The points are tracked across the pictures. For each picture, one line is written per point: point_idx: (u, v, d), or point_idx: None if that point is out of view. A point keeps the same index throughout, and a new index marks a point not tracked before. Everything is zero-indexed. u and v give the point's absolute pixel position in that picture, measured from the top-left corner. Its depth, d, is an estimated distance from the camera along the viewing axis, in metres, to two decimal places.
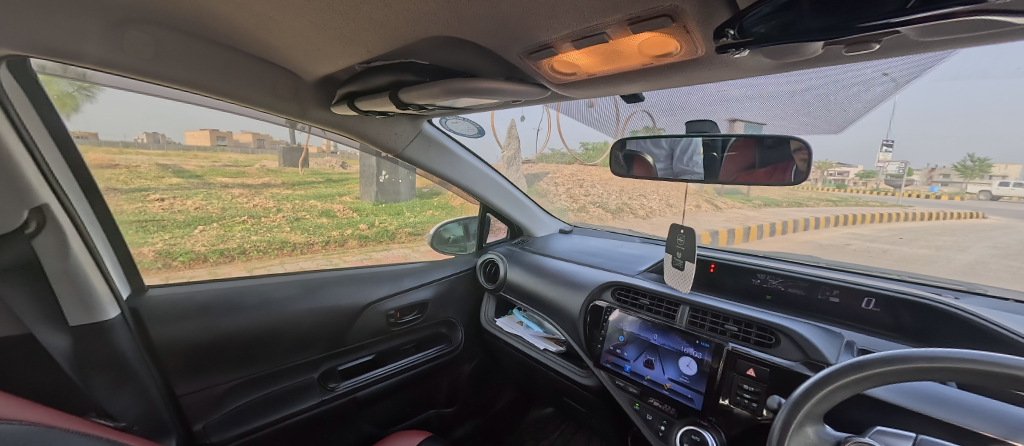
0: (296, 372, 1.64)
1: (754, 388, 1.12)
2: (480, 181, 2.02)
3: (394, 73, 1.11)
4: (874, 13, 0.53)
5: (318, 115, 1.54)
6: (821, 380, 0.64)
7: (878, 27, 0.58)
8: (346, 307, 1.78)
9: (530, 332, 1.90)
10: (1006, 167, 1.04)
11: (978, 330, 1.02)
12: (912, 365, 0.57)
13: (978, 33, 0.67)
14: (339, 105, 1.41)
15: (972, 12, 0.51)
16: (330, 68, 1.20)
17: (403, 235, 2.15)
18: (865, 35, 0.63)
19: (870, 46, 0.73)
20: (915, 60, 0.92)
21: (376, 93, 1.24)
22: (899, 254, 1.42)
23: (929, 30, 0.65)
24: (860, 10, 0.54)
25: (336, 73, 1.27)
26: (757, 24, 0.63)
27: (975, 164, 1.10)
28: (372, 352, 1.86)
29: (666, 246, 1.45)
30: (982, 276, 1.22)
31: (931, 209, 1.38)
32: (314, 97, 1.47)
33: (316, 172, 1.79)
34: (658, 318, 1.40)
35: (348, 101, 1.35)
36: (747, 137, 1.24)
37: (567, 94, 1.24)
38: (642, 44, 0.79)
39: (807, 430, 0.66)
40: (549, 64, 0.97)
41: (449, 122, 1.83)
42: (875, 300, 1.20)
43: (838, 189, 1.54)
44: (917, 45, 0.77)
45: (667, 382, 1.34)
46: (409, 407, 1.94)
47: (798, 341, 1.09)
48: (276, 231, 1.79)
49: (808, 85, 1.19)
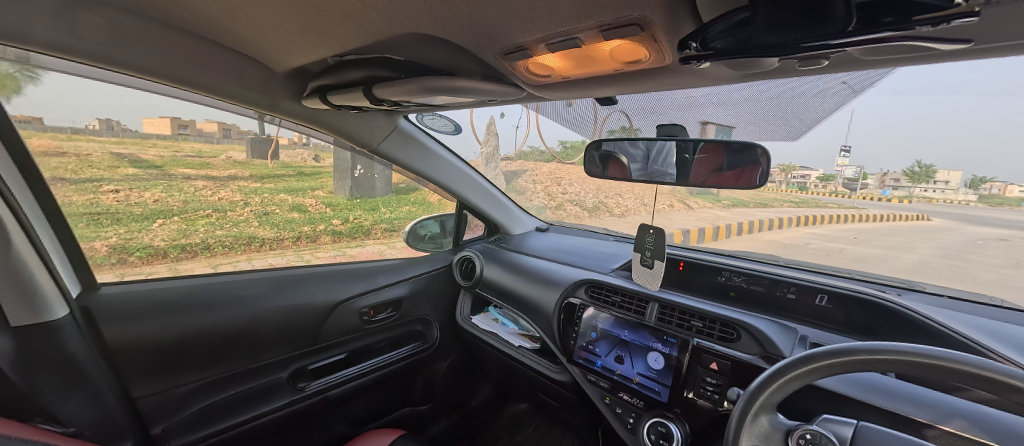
0: (265, 371, 1.59)
1: (715, 381, 1.18)
2: (457, 178, 2.02)
3: (368, 68, 1.08)
4: (820, 35, 0.56)
5: (288, 108, 1.49)
6: (775, 372, 0.68)
7: (823, 48, 0.62)
8: (317, 305, 1.74)
9: (506, 329, 1.91)
10: (949, 173, 1.12)
11: (916, 325, 1.11)
12: (854, 357, 0.62)
13: (919, 52, 0.73)
14: (311, 99, 1.38)
15: (900, 37, 0.57)
16: (302, 60, 1.16)
17: (379, 231, 2.09)
18: (815, 53, 0.68)
19: (820, 62, 0.79)
20: (865, 74, 0.98)
21: (349, 88, 1.20)
22: (853, 254, 1.53)
23: (870, 50, 0.71)
24: (808, 33, 0.56)
25: (308, 65, 1.22)
26: (717, 38, 0.67)
27: (922, 171, 1.15)
28: (345, 351, 1.82)
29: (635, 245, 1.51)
30: (926, 274, 1.34)
31: (883, 211, 1.49)
32: (286, 88, 1.42)
33: (286, 164, 1.74)
34: (629, 314, 1.44)
35: (320, 94, 1.30)
36: (717, 142, 1.29)
37: (542, 95, 1.26)
38: (613, 50, 0.81)
39: (762, 420, 0.70)
40: (524, 66, 0.98)
41: (426, 118, 1.83)
42: (827, 297, 1.28)
43: (800, 192, 1.60)
44: (865, 62, 0.83)
45: (636, 377, 1.38)
46: (383, 405, 1.92)
47: (758, 337, 1.15)
48: (243, 225, 1.71)
49: (774, 94, 1.25)
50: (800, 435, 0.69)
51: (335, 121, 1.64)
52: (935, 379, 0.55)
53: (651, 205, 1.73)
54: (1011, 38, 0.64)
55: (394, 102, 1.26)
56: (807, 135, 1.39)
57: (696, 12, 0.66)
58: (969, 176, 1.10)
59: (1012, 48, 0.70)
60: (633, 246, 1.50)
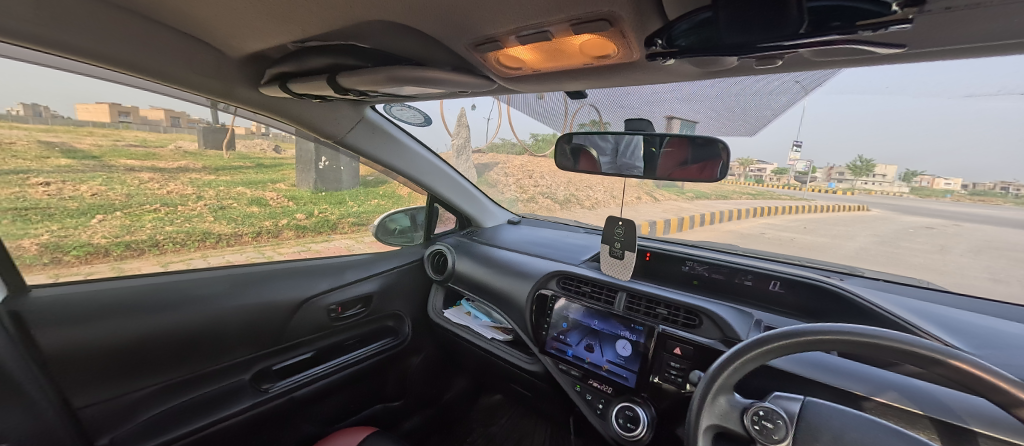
0: (225, 373, 1.50)
1: (679, 365, 1.24)
2: (430, 172, 2.03)
3: (333, 55, 1.05)
4: (775, 37, 0.60)
5: (244, 95, 1.40)
6: (734, 355, 0.72)
7: (775, 49, 0.66)
8: (281, 303, 1.67)
9: (478, 322, 1.91)
10: (886, 167, 1.22)
11: (856, 306, 1.22)
12: (804, 339, 0.67)
13: (862, 55, 0.79)
14: (270, 86, 1.30)
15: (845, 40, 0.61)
16: (259, 45, 1.09)
17: (346, 225, 2.00)
18: (769, 53, 0.71)
19: (774, 61, 0.83)
20: (814, 74, 1.04)
21: (313, 76, 1.15)
22: (804, 242, 1.65)
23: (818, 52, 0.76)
24: (764, 33, 0.59)
25: (265, 51, 1.14)
26: (681, 36, 0.69)
27: (862, 164, 1.24)
28: (313, 349, 1.76)
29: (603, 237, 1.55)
30: (864, 261, 1.47)
31: (830, 203, 1.57)
32: (241, 76, 1.33)
33: (243, 155, 1.64)
34: (599, 304, 1.49)
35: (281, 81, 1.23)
36: (681, 136, 1.34)
37: (513, 87, 1.24)
38: (583, 44, 0.82)
39: (721, 400, 0.75)
40: (495, 58, 0.97)
41: (395, 109, 1.76)
42: (781, 282, 1.37)
43: (756, 184, 1.70)
44: (814, 63, 0.89)
45: (606, 364, 1.43)
46: (354, 404, 1.88)
47: (718, 322, 1.22)
48: (195, 221, 1.56)
49: (735, 91, 1.31)
50: (755, 412, 0.72)
51: (297, 112, 1.58)
52: (868, 354, 0.62)
53: (620, 198, 1.80)
54: (931, 45, 0.71)
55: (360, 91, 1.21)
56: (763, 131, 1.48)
57: (663, 10, 0.67)
58: (902, 170, 1.21)
59: (936, 54, 0.77)
60: (602, 237, 1.55)
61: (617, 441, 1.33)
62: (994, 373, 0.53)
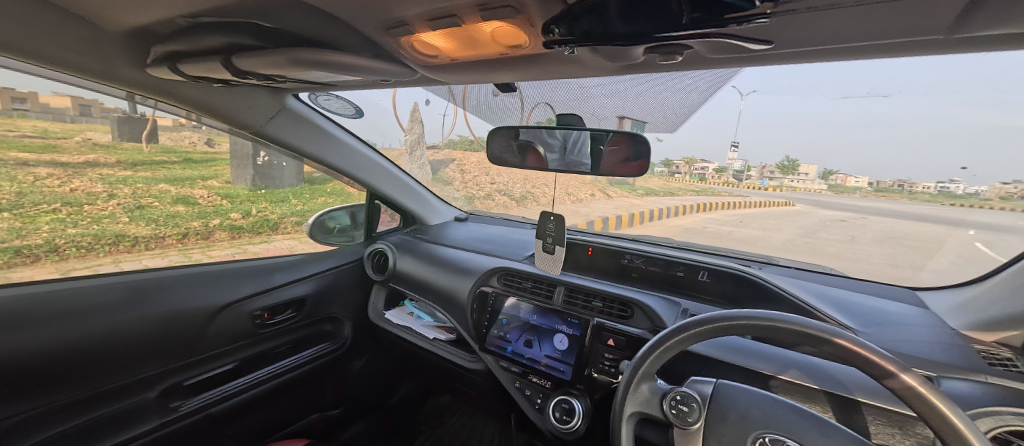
0: (124, 393, 1.30)
1: (613, 356, 1.29)
2: (364, 166, 1.93)
3: (227, 33, 0.91)
4: (661, 22, 0.63)
5: (126, 74, 1.21)
6: (656, 344, 0.76)
7: (668, 39, 0.69)
8: (196, 310, 1.50)
9: (421, 323, 1.86)
10: (808, 167, 1.31)
11: (768, 293, 1.33)
12: (717, 324, 0.71)
13: (746, 53, 0.86)
14: (157, 67, 1.13)
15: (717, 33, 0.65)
16: (138, 20, 0.93)
17: (289, 225, 1.88)
18: (665, 44, 0.74)
19: (675, 58, 0.86)
20: (715, 74, 1.12)
21: (207, 56, 1.02)
22: (738, 236, 1.77)
23: (711, 47, 0.81)
24: (651, 17, 0.62)
25: (148, 29, 0.98)
26: (578, 24, 0.67)
27: (789, 164, 1.33)
28: (234, 360, 1.60)
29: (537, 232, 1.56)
30: (784, 252, 1.61)
31: (762, 198, 1.74)
32: (122, 54, 1.12)
33: (167, 148, 1.48)
34: (539, 299, 1.50)
35: (169, 62, 1.08)
36: (624, 133, 1.38)
37: (436, 77, 1.20)
38: (494, 32, 0.76)
39: (643, 387, 0.78)
40: (408, 43, 0.88)
41: (321, 98, 1.64)
42: (708, 273, 1.46)
43: (698, 181, 1.75)
44: (712, 61, 0.95)
45: (544, 359, 1.44)
46: (285, 415, 1.75)
47: (648, 313, 1.27)
48: (105, 222, 1.37)
49: (666, 91, 1.36)
50: (673, 397, 0.76)
51: (203, 96, 1.40)
52: (759, 333, 0.69)
53: (551, 195, 1.84)
54: (802, 45, 0.79)
55: (264, 76, 1.11)
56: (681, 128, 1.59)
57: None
58: (822, 170, 1.29)
59: (814, 54, 0.85)
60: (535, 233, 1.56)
61: (553, 435, 1.34)
62: (867, 349, 0.59)
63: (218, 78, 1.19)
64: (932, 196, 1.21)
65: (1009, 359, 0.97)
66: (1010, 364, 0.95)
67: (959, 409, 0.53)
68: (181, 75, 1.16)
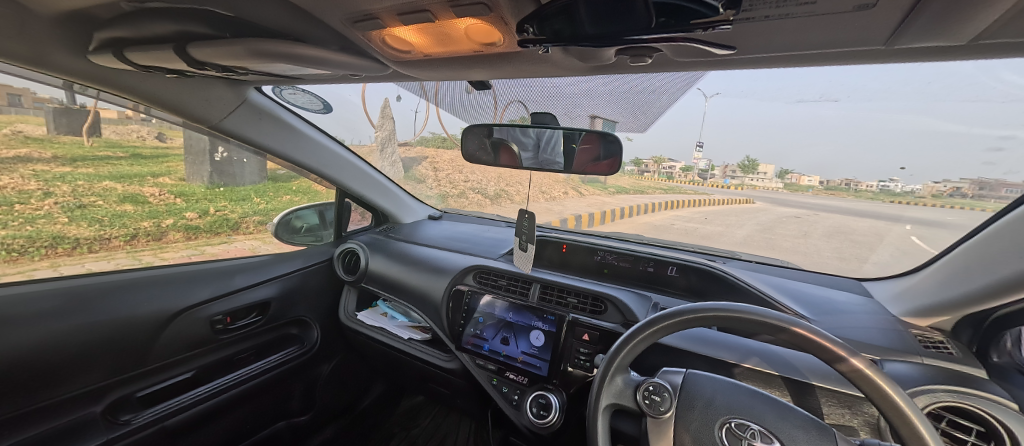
0: (63, 409, 1.19)
1: (588, 350, 1.31)
2: (332, 163, 1.87)
3: (176, 20, 0.83)
4: (633, 28, 0.65)
5: (60, 62, 1.10)
6: (630, 336, 0.79)
7: (639, 42, 0.72)
8: (146, 317, 1.38)
9: (395, 323, 1.82)
10: (766, 167, 1.39)
11: (730, 285, 1.40)
12: (684, 316, 0.74)
13: (711, 57, 0.90)
14: (100, 54, 1.04)
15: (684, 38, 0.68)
16: (67, 4, 0.83)
17: (250, 224, 1.79)
18: (636, 46, 0.76)
19: (645, 59, 0.88)
20: (683, 76, 1.16)
21: (156, 44, 0.94)
22: (703, 232, 1.85)
23: (679, 50, 0.85)
24: (625, 24, 0.64)
25: (82, 14, 0.89)
26: (551, 23, 0.67)
27: (749, 164, 1.39)
28: (191, 369, 1.49)
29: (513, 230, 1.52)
30: (745, 247, 1.70)
31: (724, 196, 1.83)
32: (57, 43, 1.01)
33: (111, 142, 1.36)
34: (514, 296, 1.51)
35: (114, 50, 1.00)
36: (595, 132, 1.41)
37: (409, 73, 1.17)
38: (467, 29, 0.75)
39: (617, 380, 0.82)
40: (379, 38, 0.85)
41: (285, 93, 1.57)
42: (676, 268, 1.52)
43: (666, 180, 1.76)
44: (681, 64, 0.98)
45: (520, 356, 1.45)
46: (250, 423, 1.67)
47: (620, 307, 1.32)
48: (40, 223, 1.24)
49: (633, 92, 1.40)
50: (646, 388, 0.79)
51: (151, 89, 1.31)
52: (720, 322, 0.73)
53: (528, 193, 1.76)
54: (759, 52, 0.84)
55: (222, 67, 1.05)
56: (650, 128, 1.63)
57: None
58: (778, 169, 1.38)
59: (769, 59, 0.90)
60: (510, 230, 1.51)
61: (530, 429, 1.35)
62: (822, 336, 0.64)
63: (170, 68, 1.10)
64: (875, 195, 1.29)
65: (942, 343, 1.07)
66: (943, 347, 1.06)
67: (899, 387, 0.58)
68: (128, 63, 1.07)
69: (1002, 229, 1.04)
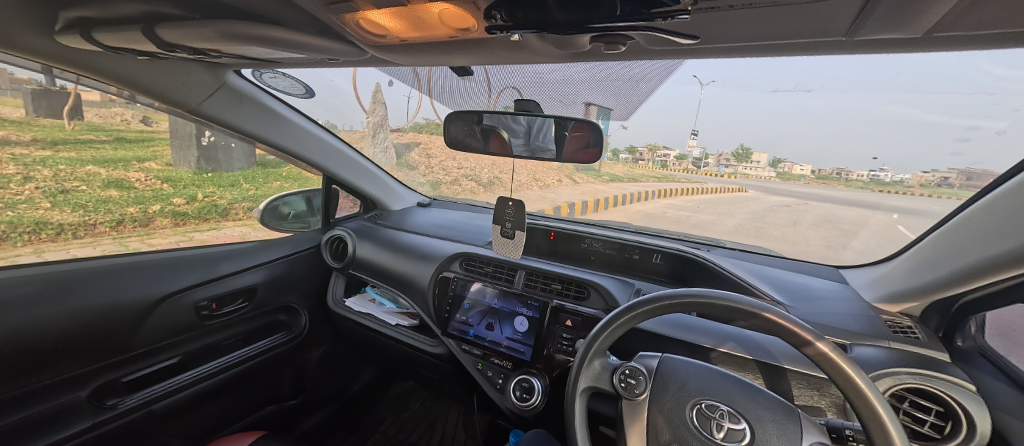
0: (49, 393, 1.19)
1: (570, 335, 1.34)
2: (319, 149, 1.84)
3: (144, 1, 0.82)
4: (603, 14, 0.64)
5: (29, 43, 1.06)
6: (610, 320, 0.81)
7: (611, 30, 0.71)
8: (130, 303, 1.38)
9: (383, 309, 1.84)
10: (759, 156, 1.39)
11: (711, 272, 1.43)
12: (663, 303, 0.76)
13: (690, 46, 0.89)
14: (67, 34, 1.01)
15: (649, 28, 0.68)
16: None
17: (240, 210, 1.77)
18: (610, 34, 0.75)
19: (618, 48, 0.87)
20: (659, 65, 1.16)
21: (123, 24, 0.91)
22: (695, 221, 1.87)
23: (652, 40, 0.84)
24: (594, 10, 0.64)
25: None
26: (522, 9, 0.66)
27: (743, 152, 1.41)
28: (176, 355, 1.50)
29: (496, 217, 1.52)
30: (732, 236, 1.72)
31: (717, 185, 1.81)
32: (21, 24, 0.98)
33: (93, 125, 1.36)
34: (500, 283, 1.53)
35: (81, 30, 0.97)
36: (585, 120, 1.40)
37: (388, 58, 1.15)
38: (441, 13, 0.74)
39: (595, 364, 0.84)
40: (354, 21, 0.83)
41: (266, 76, 1.54)
42: (660, 255, 1.54)
43: (661, 168, 1.77)
44: (660, 52, 0.98)
45: (505, 341, 1.47)
46: (239, 408, 1.69)
47: (602, 293, 1.34)
48: (23, 207, 1.24)
49: (621, 80, 1.39)
50: (623, 371, 0.82)
51: (125, 71, 1.26)
52: (695, 308, 0.75)
53: (510, 180, 1.79)
54: (719, 41, 0.83)
55: (194, 49, 1.03)
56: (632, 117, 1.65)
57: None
58: (772, 158, 1.38)
59: (749, 49, 0.89)
60: (495, 218, 1.52)
61: (514, 412, 1.39)
62: (790, 321, 0.66)
63: (141, 50, 1.08)
64: (865, 184, 1.32)
65: (910, 328, 1.11)
66: (911, 332, 1.09)
67: (863, 371, 0.61)
68: (97, 44, 1.05)
69: (973, 216, 1.05)
